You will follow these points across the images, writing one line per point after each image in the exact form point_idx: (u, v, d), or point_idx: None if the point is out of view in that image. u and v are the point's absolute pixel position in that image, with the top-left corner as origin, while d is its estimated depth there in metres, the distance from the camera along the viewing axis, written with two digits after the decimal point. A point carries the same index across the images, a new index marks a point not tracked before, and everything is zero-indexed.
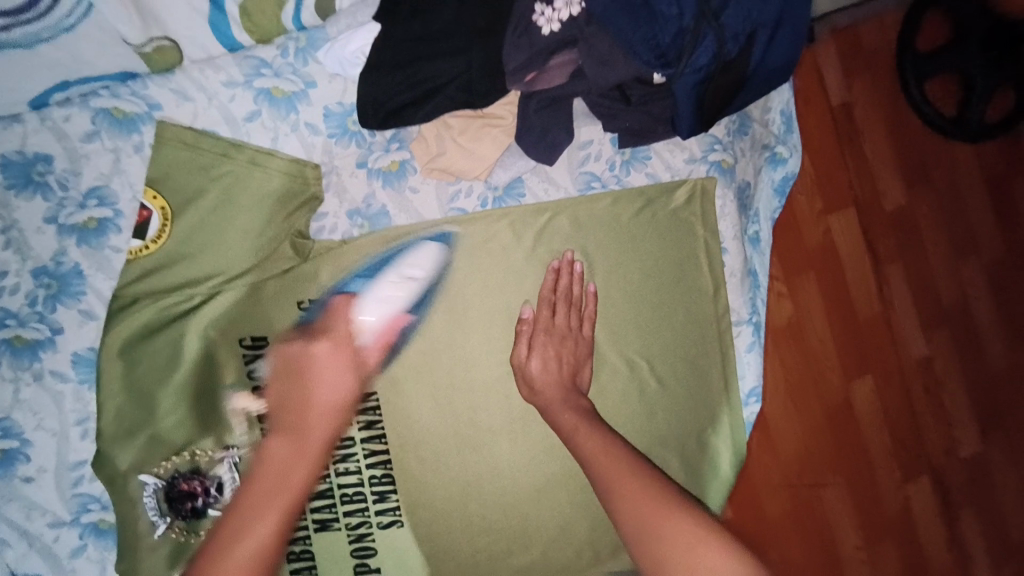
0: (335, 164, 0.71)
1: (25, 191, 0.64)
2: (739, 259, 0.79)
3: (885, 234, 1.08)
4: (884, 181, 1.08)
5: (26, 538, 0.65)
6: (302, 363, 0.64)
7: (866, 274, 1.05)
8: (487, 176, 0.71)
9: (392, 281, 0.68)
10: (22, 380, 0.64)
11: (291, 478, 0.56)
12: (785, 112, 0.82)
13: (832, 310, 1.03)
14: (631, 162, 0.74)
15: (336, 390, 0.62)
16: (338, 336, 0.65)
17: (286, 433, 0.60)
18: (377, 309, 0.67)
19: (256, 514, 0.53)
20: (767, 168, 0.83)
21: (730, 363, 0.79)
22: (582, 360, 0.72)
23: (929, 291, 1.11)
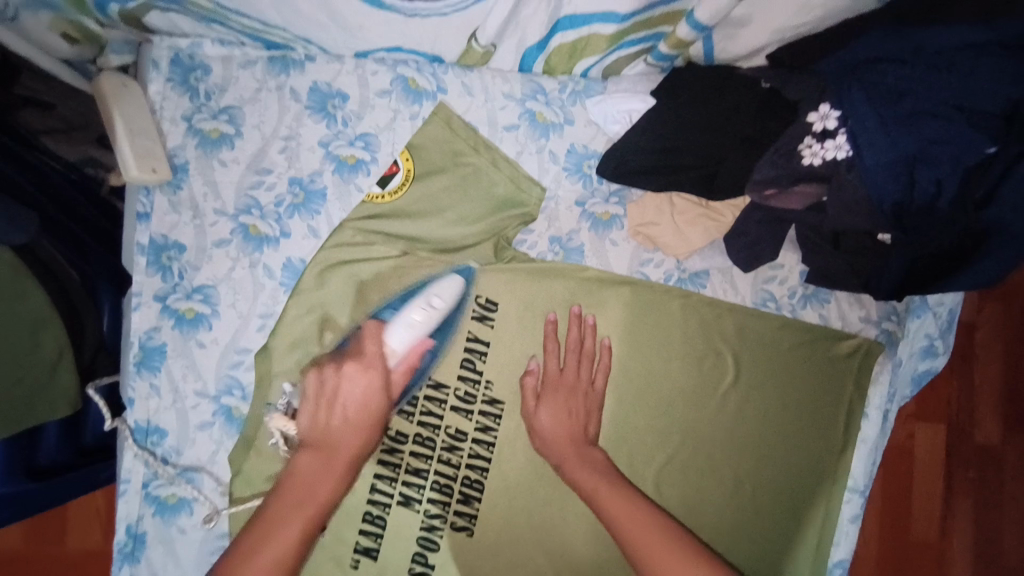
0: (558, 193, 0.77)
1: (316, 116, 0.74)
2: (875, 429, 0.81)
3: (965, 465, 1.08)
4: (984, 413, 1.08)
5: (173, 395, 0.71)
6: (324, 383, 0.68)
7: (932, 496, 1.07)
8: (684, 258, 0.76)
9: (417, 307, 0.69)
10: (240, 262, 0.72)
11: (317, 490, 0.63)
12: (953, 311, 0.84)
13: (883, 515, 1.08)
14: (810, 298, 0.78)
15: (359, 412, 0.67)
16: (368, 358, 0.69)
17: (314, 446, 0.65)
18: (404, 336, 0.69)
19: (278, 527, 0.60)
20: (918, 356, 0.86)
21: (830, 523, 0.80)
22: (592, 412, 0.74)
23: (993, 543, 1.07)
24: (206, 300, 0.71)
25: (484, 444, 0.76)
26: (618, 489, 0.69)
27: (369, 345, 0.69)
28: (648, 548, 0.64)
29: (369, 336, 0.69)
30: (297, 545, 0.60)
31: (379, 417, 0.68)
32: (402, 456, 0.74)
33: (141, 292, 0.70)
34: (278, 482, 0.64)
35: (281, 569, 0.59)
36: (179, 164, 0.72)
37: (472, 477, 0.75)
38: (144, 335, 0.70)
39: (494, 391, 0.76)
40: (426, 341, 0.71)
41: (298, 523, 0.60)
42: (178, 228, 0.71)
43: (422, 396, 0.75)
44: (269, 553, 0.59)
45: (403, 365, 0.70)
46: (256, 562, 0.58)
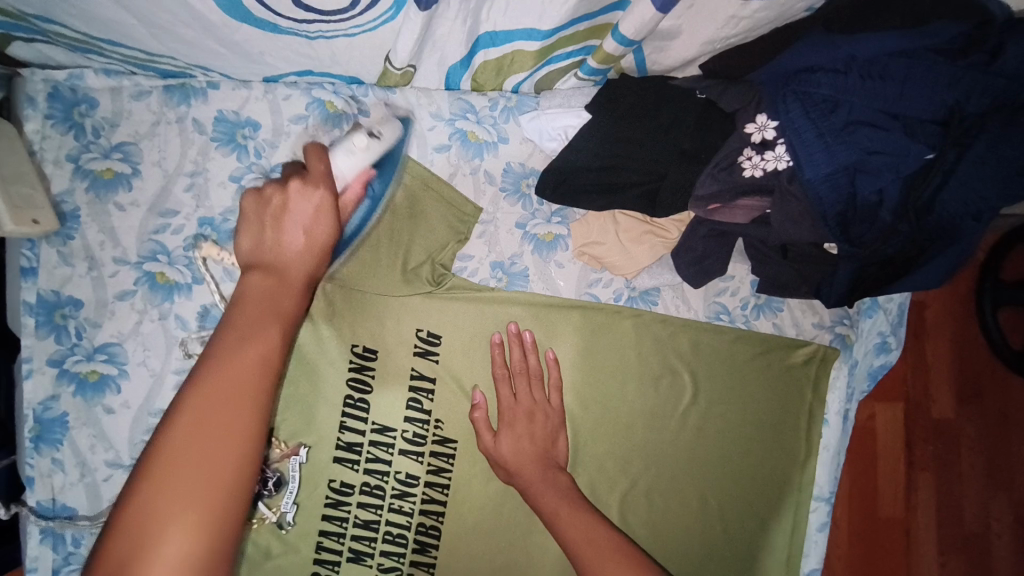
0: (497, 217, 0.73)
1: (224, 148, 0.68)
2: (836, 435, 0.77)
3: (924, 440, 1.09)
4: (938, 388, 1.10)
5: (80, 468, 0.63)
6: (264, 201, 0.51)
7: (895, 475, 1.09)
8: (632, 277, 0.72)
9: (359, 135, 0.60)
10: (148, 314, 0.65)
11: (284, 303, 0.45)
12: (904, 305, 0.83)
13: (852, 496, 1.08)
14: (763, 308, 0.75)
15: (317, 231, 0.50)
16: (314, 173, 0.52)
17: (263, 265, 0.48)
18: (349, 161, 0.59)
19: (246, 337, 0.42)
20: (872, 352, 0.85)
21: (799, 539, 0.75)
22: (552, 429, 0.70)
23: (953, 512, 1.09)
24: (110, 360, 0.64)
25: (437, 487, 0.70)
26: (581, 508, 0.62)
27: (314, 163, 0.53)
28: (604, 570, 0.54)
29: (313, 155, 0.55)
30: (281, 349, 0.43)
31: (332, 248, 0.51)
32: (349, 508, 0.68)
33: (32, 357, 0.63)
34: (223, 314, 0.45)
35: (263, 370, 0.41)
36: (68, 211, 0.64)
37: (426, 524, 0.70)
38: (40, 406, 0.63)
39: (444, 430, 0.70)
40: (371, 173, 0.61)
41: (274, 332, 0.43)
42: (72, 283, 0.64)
43: (365, 443, 0.69)
44: (248, 354, 0.41)
45: (350, 195, 0.59)
46: (223, 368, 0.40)
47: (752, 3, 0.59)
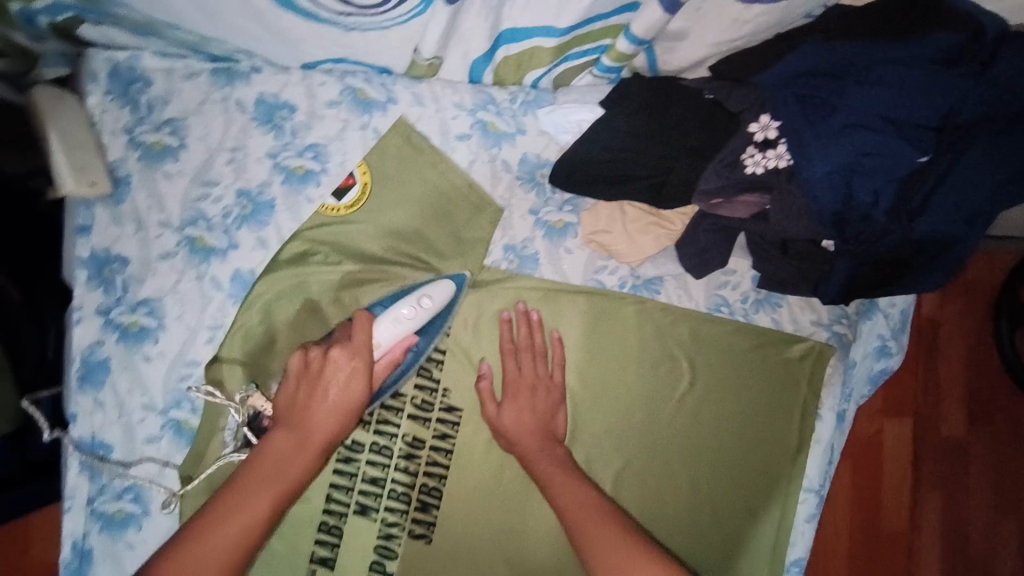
0: (512, 202, 0.77)
1: (263, 127, 0.73)
2: (829, 430, 0.79)
3: (934, 459, 1.12)
4: (948, 406, 1.13)
5: (119, 409, 0.70)
6: (310, 364, 0.65)
7: (900, 492, 1.10)
8: (637, 265, 0.76)
9: (409, 304, 0.68)
10: (187, 274, 0.71)
11: (291, 467, 0.61)
12: (905, 312, 0.86)
13: (856, 512, 1.08)
14: (762, 303, 0.78)
15: (343, 399, 0.63)
16: (354, 345, 0.65)
17: (290, 427, 0.63)
18: (390, 330, 0.67)
19: (248, 497, 0.59)
20: (871, 356, 0.87)
21: (786, 525, 0.78)
22: (553, 406, 0.73)
23: (959, 535, 1.11)
24: (151, 313, 0.70)
25: (441, 451, 0.75)
26: (574, 475, 0.68)
27: (358, 334, 0.66)
28: (594, 536, 0.60)
29: (357, 325, 0.66)
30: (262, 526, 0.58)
31: (360, 407, 0.65)
32: (359, 464, 0.74)
33: (82, 305, 0.69)
34: (253, 458, 0.62)
35: (241, 541, 0.56)
36: (121, 177, 0.71)
37: (430, 484, 0.74)
38: (87, 349, 0.69)
39: (451, 399, 0.75)
40: (411, 339, 0.69)
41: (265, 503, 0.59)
42: (121, 241, 0.70)
43: (378, 405, 0.74)
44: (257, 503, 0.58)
45: (388, 359, 0.68)
46: (219, 521, 0.57)
47: (754, 6, 0.64)
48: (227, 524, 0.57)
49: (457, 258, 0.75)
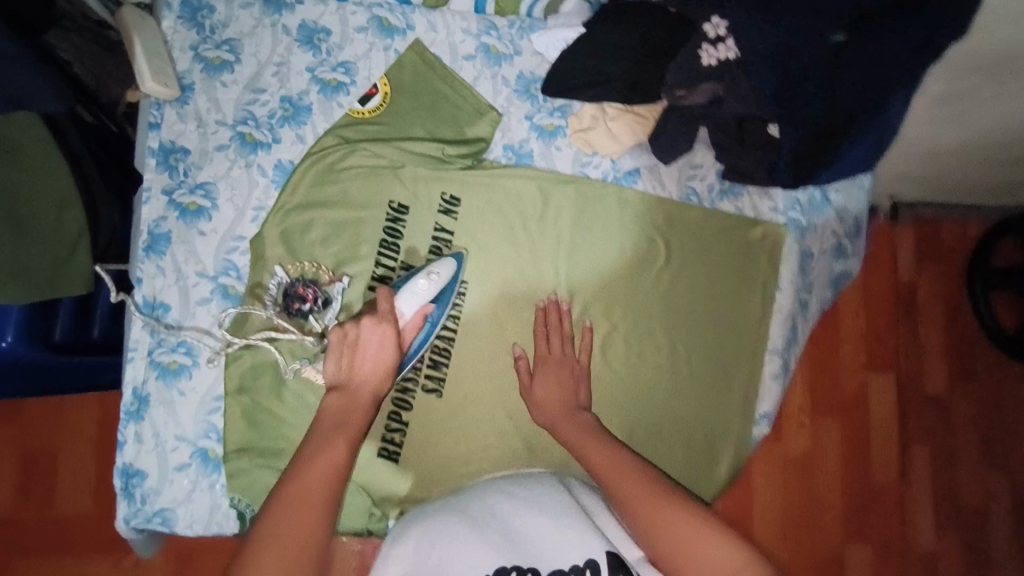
0: (510, 109, 0.91)
1: (304, 47, 0.88)
2: (789, 300, 0.91)
3: (919, 414, 1.35)
4: (931, 367, 1.37)
5: (177, 275, 0.82)
6: (346, 334, 0.74)
7: (889, 443, 1.34)
8: (618, 157, 0.89)
9: (422, 278, 0.79)
10: (237, 163, 0.84)
11: (352, 419, 0.69)
12: (858, 219, 0.97)
13: (848, 460, 1.32)
14: (726, 193, 0.91)
15: (379, 359, 0.73)
16: (382, 313, 0.75)
17: (340, 388, 0.72)
18: (412, 301, 0.78)
19: (324, 447, 0.66)
20: (830, 258, 0.98)
21: (753, 382, 0.89)
22: (580, 380, 0.82)
23: (950, 486, 1.34)
24: (206, 195, 0.83)
25: (450, 318, 0.86)
26: (595, 438, 0.74)
27: (383, 303, 0.76)
28: (627, 490, 0.67)
29: (382, 297, 0.76)
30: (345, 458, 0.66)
31: (394, 365, 0.74)
32: None
33: (151, 187, 0.82)
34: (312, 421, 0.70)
35: (328, 480, 0.63)
36: (186, 84, 0.85)
37: (440, 346, 0.85)
38: (152, 223, 0.82)
39: (458, 272, 0.87)
40: (429, 307, 0.80)
41: (341, 445, 0.66)
42: (184, 135, 0.84)
43: (395, 277, 0.86)
44: (333, 452, 0.65)
45: (412, 325, 0.78)
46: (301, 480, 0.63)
47: None
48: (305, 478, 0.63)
49: (463, 151, 0.88)
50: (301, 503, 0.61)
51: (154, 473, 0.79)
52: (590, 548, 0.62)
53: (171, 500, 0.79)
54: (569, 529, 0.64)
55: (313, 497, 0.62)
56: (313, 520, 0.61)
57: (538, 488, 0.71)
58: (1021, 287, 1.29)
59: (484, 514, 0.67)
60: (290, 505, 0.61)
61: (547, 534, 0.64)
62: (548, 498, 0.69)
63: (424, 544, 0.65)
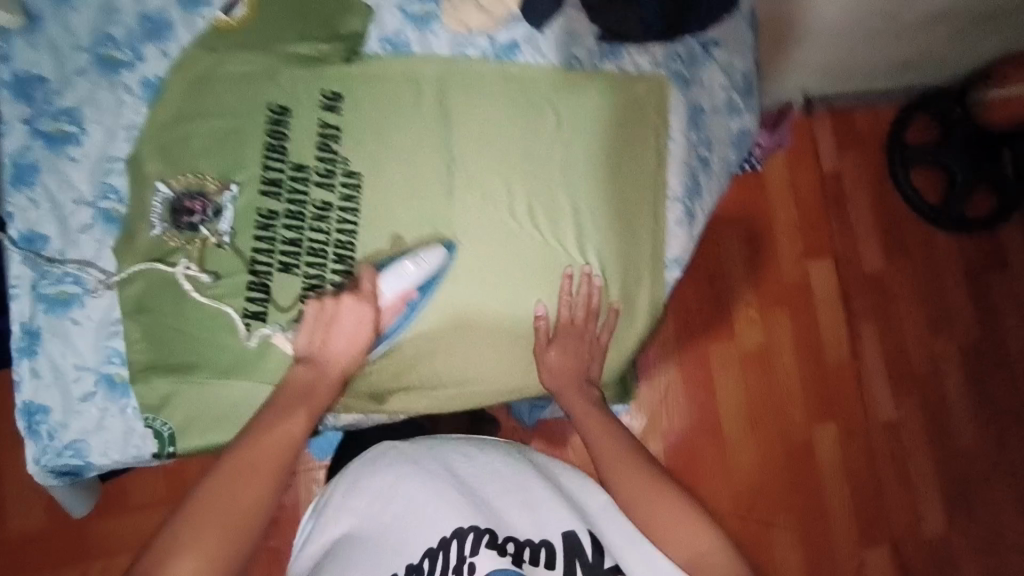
0: (380, 1, 0.88)
1: None
2: (683, 149, 0.91)
3: (862, 293, 1.39)
4: (865, 247, 1.40)
5: (52, 205, 0.80)
6: (323, 308, 0.77)
7: (836, 324, 1.37)
8: (494, 31, 0.88)
9: (408, 262, 0.80)
10: (101, 85, 0.83)
11: (317, 391, 0.75)
12: (747, 74, 0.95)
13: (801, 348, 1.35)
14: (606, 54, 0.89)
15: (352, 335, 0.77)
16: (363, 292, 0.77)
17: (311, 359, 0.76)
18: (393, 284, 0.79)
19: (286, 417, 0.71)
20: (725, 116, 0.96)
21: (659, 231, 0.89)
22: (596, 357, 0.87)
23: (901, 355, 1.39)
24: (72, 120, 0.82)
25: (349, 211, 0.85)
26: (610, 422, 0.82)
27: (365, 283, 0.77)
28: (627, 481, 0.75)
29: (366, 277, 0.78)
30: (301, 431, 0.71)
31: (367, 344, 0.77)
32: (275, 230, 0.83)
33: (10, 120, 0.80)
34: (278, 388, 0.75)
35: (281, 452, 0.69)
36: (33, 12, 0.82)
37: (343, 240, 0.84)
38: (16, 154, 0.80)
39: (351, 166, 0.85)
40: (412, 292, 0.80)
41: (302, 418, 0.72)
42: (40, 64, 0.81)
43: (286, 179, 0.84)
44: (297, 422, 0.71)
45: (389, 308, 0.79)
46: (255, 442, 0.69)
47: None
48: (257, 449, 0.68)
49: (337, 47, 0.87)
50: (250, 472, 0.67)
51: (58, 405, 0.78)
52: (552, 525, 0.73)
53: (81, 431, 0.78)
54: (540, 503, 0.75)
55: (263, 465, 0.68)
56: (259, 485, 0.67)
57: (502, 460, 0.79)
58: (944, 158, 1.34)
59: (456, 482, 0.75)
60: (244, 479, 0.67)
61: (508, 507, 0.74)
62: (511, 473, 0.78)
63: (390, 488, 0.77)
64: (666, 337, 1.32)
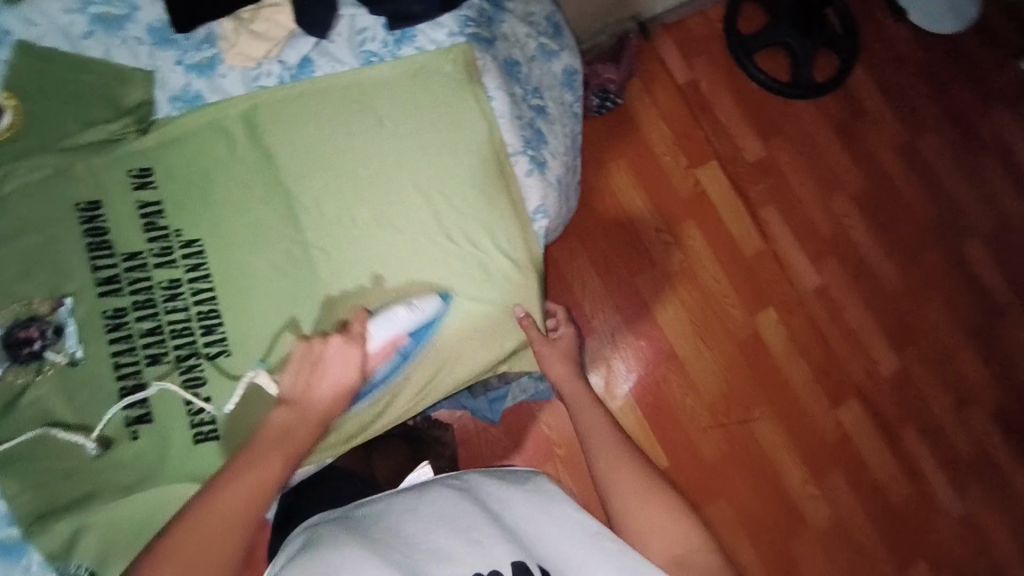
0: (157, 63, 0.85)
1: None
2: (507, 105, 0.90)
3: (753, 180, 1.43)
4: (742, 139, 1.44)
5: None
6: (311, 348, 0.75)
7: (740, 217, 1.40)
8: (279, 55, 0.86)
9: (401, 306, 0.80)
10: None
11: (296, 434, 0.70)
12: (550, 18, 1.01)
13: (718, 251, 1.39)
14: (401, 40, 0.88)
15: (338, 381, 0.74)
16: (351, 335, 0.77)
17: (292, 402, 0.73)
18: (384, 331, 0.79)
19: (262, 464, 0.67)
20: (545, 60, 1.00)
21: (513, 188, 0.89)
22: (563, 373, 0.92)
23: (806, 224, 1.43)
24: None
25: (202, 280, 0.82)
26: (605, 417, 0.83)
27: (356, 326, 0.78)
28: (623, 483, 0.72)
29: (356, 321, 0.79)
30: (278, 474, 0.67)
31: (354, 390, 0.75)
32: (129, 325, 0.79)
33: None
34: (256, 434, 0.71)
35: (259, 495, 0.65)
36: None
37: (206, 309, 0.81)
38: None
39: (187, 235, 0.82)
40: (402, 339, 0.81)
41: (277, 463, 0.67)
42: None
43: (123, 272, 0.80)
44: (275, 464, 0.67)
45: (379, 354, 0.80)
46: (225, 486, 0.64)
47: None
48: (232, 493, 0.64)
49: (127, 122, 0.83)
50: (224, 508, 0.63)
51: None
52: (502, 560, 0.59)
53: None
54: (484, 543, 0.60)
55: (238, 509, 0.63)
56: (241, 523, 0.63)
57: (442, 504, 0.65)
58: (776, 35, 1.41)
59: (393, 542, 0.60)
60: (219, 519, 0.62)
61: (456, 549, 0.60)
62: (455, 508, 0.65)
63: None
64: (593, 289, 1.34)
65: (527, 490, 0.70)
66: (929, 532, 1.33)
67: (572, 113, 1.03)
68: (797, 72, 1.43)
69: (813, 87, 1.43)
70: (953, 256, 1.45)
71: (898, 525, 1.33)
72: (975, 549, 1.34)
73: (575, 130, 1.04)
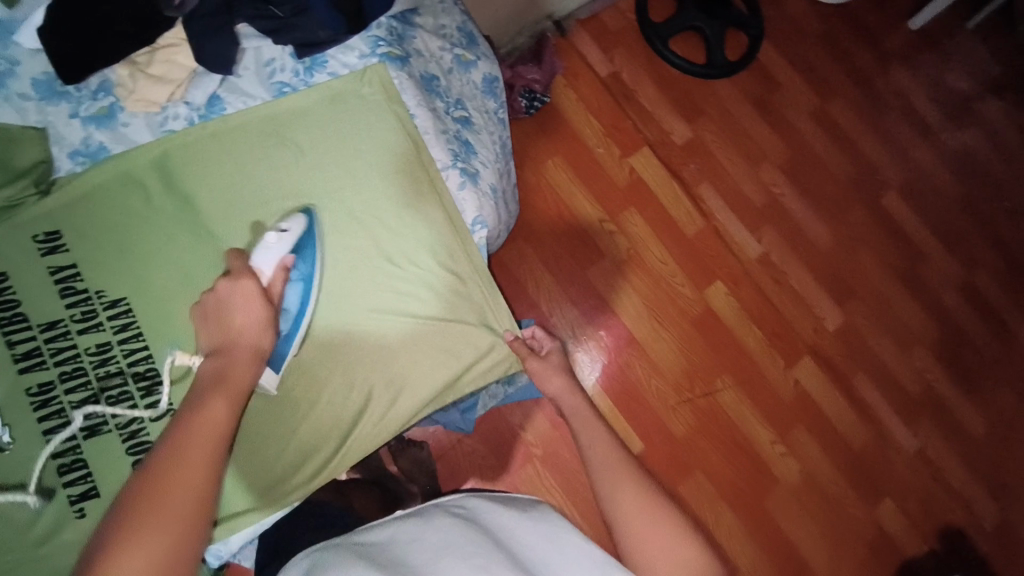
0: (50, 119, 0.79)
1: None
2: (431, 120, 0.89)
3: (683, 160, 1.48)
4: (668, 123, 1.49)
5: None
6: (209, 301, 0.73)
7: (677, 198, 1.44)
8: (184, 96, 0.82)
9: (272, 233, 0.76)
10: None
11: (232, 376, 0.68)
12: (462, 28, 0.99)
13: (662, 233, 1.43)
14: (312, 67, 0.86)
15: (247, 316, 0.71)
16: (236, 270, 0.74)
17: (220, 351, 0.70)
18: (267, 257, 0.76)
19: (205, 408, 0.64)
20: (463, 71, 1.00)
21: (448, 202, 0.87)
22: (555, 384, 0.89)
23: (739, 196, 1.49)
24: None
25: (134, 339, 0.77)
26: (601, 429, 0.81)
27: (235, 263, 0.74)
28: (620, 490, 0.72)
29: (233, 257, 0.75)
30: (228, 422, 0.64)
31: (266, 316, 0.72)
32: (59, 399, 0.74)
33: None
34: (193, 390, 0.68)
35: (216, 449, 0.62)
36: None
37: (142, 369, 0.77)
38: None
39: (110, 295, 0.78)
40: (290, 260, 0.77)
41: (224, 407, 0.65)
42: None
43: (43, 344, 0.75)
44: (220, 409, 0.65)
45: (273, 280, 0.76)
46: (178, 445, 0.61)
47: None
48: (187, 458, 0.59)
49: (24, 185, 0.77)
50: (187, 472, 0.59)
51: None
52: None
53: None
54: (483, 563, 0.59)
55: (197, 469, 0.59)
56: (199, 490, 0.58)
57: (444, 534, 0.65)
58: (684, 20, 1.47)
59: (393, 570, 0.58)
60: (176, 490, 0.57)
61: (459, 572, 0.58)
62: (454, 534, 0.64)
63: None
64: (547, 286, 1.36)
65: (533, 517, 0.71)
66: (891, 471, 1.41)
67: (497, 120, 1.04)
68: (710, 54, 1.49)
69: (726, 67, 1.49)
70: (875, 209, 1.54)
71: (862, 469, 1.41)
72: (933, 479, 1.43)
73: (503, 137, 1.05)
